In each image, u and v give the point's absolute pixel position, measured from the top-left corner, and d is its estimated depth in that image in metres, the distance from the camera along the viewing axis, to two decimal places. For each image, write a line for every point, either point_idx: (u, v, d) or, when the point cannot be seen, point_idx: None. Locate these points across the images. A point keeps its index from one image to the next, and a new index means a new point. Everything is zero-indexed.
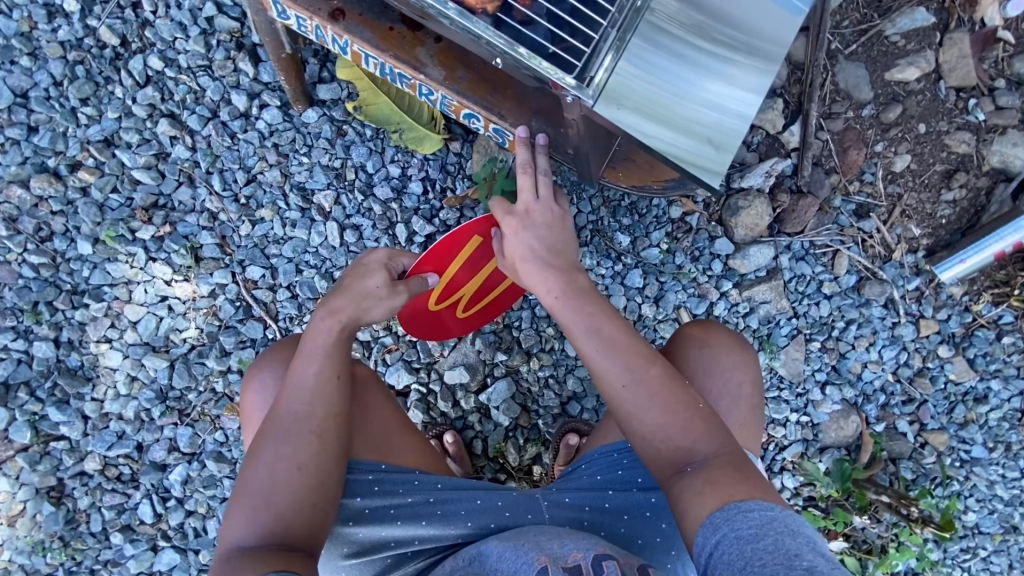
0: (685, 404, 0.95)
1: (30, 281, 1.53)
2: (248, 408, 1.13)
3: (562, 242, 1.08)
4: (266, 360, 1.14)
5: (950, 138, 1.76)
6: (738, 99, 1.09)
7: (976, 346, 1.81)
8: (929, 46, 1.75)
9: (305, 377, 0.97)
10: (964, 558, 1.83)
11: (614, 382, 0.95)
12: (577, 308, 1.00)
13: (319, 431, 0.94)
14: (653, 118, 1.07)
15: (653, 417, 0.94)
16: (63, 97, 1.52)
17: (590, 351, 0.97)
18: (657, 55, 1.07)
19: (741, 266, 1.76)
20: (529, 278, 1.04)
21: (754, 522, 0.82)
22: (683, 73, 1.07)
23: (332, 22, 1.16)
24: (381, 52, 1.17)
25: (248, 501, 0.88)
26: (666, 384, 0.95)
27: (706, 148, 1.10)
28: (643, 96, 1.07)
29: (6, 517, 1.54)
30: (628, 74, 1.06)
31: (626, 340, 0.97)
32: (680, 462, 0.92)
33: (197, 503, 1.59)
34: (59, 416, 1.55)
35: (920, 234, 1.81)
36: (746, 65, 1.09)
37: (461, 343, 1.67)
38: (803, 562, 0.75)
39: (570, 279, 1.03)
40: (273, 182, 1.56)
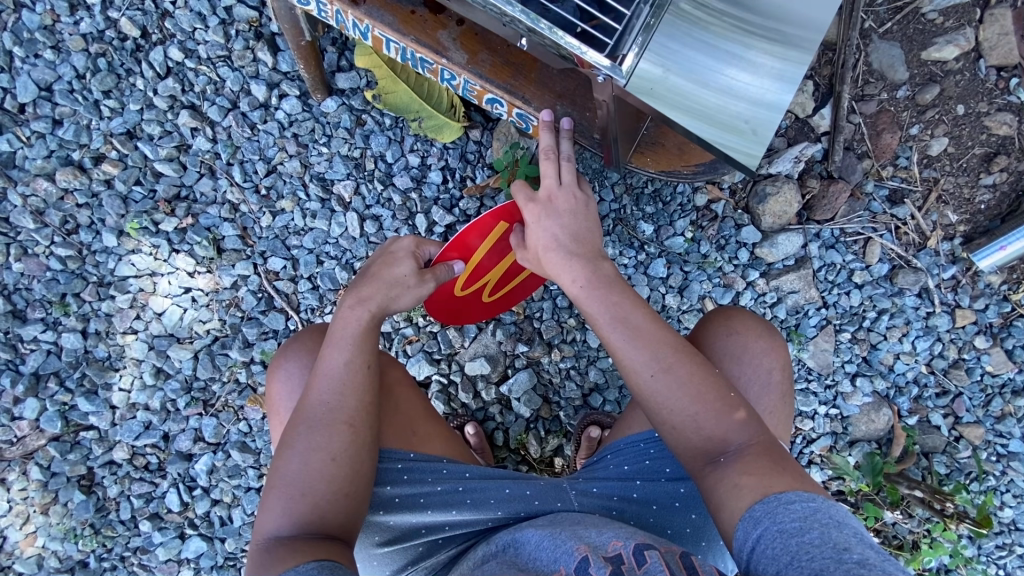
0: (719, 394, 0.92)
1: (58, 273, 1.55)
2: (274, 397, 1.12)
3: (587, 229, 1.05)
4: (291, 349, 1.13)
5: (990, 119, 1.69)
6: (772, 88, 1.04)
7: (1015, 337, 1.74)
8: (969, 23, 1.67)
9: (334, 366, 0.96)
10: (1000, 555, 1.77)
11: (647, 372, 0.92)
12: (606, 296, 0.97)
13: (350, 420, 0.93)
14: (684, 109, 1.03)
15: (688, 408, 0.91)
16: (86, 89, 1.52)
17: (621, 341, 0.94)
18: (689, 44, 1.02)
19: (769, 255, 1.71)
20: (556, 264, 1.01)
21: (797, 516, 0.78)
22: (714, 64, 1.03)
23: (352, 6, 1.13)
24: (402, 35, 1.15)
25: (282, 493, 0.87)
26: (701, 374, 0.92)
27: (739, 140, 1.05)
28: (673, 87, 1.02)
29: (39, 505, 1.58)
30: (660, 64, 1.01)
31: (657, 328, 0.95)
32: (715, 452, 0.89)
33: (223, 493, 1.61)
34: (88, 406, 1.57)
35: (957, 220, 1.74)
36: (780, 52, 1.04)
37: (482, 334, 1.66)
38: (853, 556, 0.72)
39: (597, 266, 1.00)
40: (293, 172, 1.55)
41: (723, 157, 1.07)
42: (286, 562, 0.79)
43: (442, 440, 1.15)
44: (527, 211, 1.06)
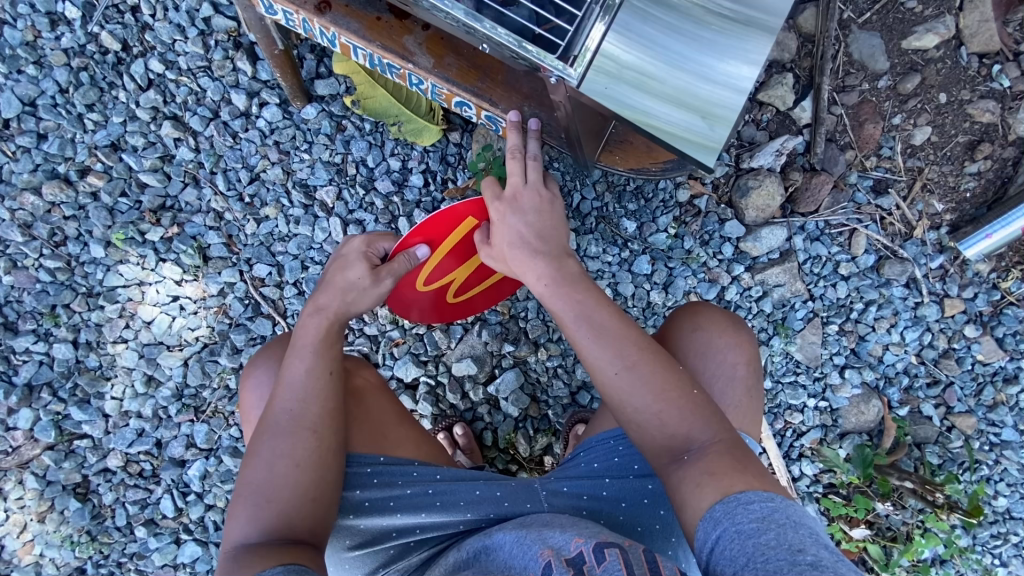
0: (678, 390, 0.92)
1: (48, 285, 1.56)
2: (245, 405, 1.14)
3: (551, 228, 1.06)
4: (260, 358, 1.14)
5: (973, 107, 1.68)
6: (736, 72, 1.04)
7: (1005, 325, 1.73)
8: (949, 11, 1.66)
9: (298, 373, 0.98)
10: (995, 544, 1.76)
11: (606, 371, 0.93)
12: (567, 297, 0.98)
13: (315, 426, 0.95)
14: (646, 92, 1.03)
15: (648, 406, 0.91)
16: (69, 103, 1.52)
17: (582, 340, 0.95)
18: (651, 27, 1.02)
19: (753, 249, 1.71)
20: (520, 265, 1.02)
21: (755, 517, 0.79)
22: (676, 47, 1.02)
23: (317, 15, 1.14)
24: (368, 42, 1.16)
25: (248, 500, 0.89)
26: (659, 372, 0.93)
27: (701, 124, 1.05)
28: (633, 73, 1.02)
29: (36, 513, 1.61)
30: (621, 48, 1.01)
31: (617, 328, 0.95)
32: (676, 450, 0.90)
33: (216, 498, 1.64)
34: (81, 415, 1.60)
35: (943, 209, 1.73)
36: (743, 36, 1.03)
37: (468, 335, 1.67)
38: (806, 558, 0.73)
39: (560, 265, 1.01)
40: (276, 179, 1.57)
41: (687, 141, 1.07)
42: (251, 567, 0.81)
43: (414, 441, 1.16)
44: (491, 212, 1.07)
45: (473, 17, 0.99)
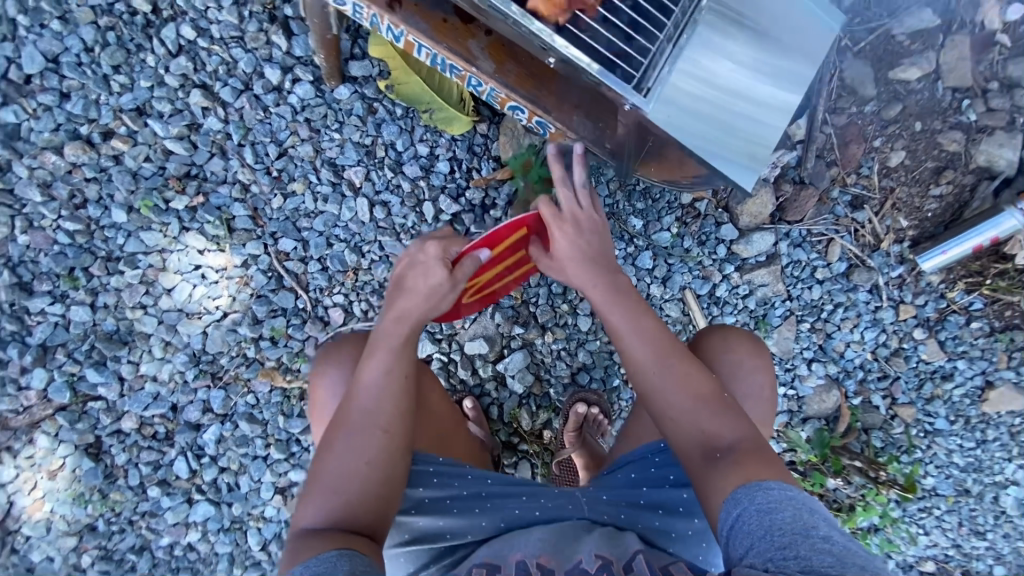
0: (713, 395, 1.09)
1: (66, 247, 1.55)
2: (319, 401, 1.27)
3: (606, 250, 1.19)
4: (336, 359, 1.27)
5: (943, 136, 1.89)
6: (772, 117, 1.24)
7: (947, 329, 2.02)
8: (931, 48, 1.85)
9: (376, 375, 1.07)
10: (921, 516, 2.10)
11: (652, 375, 1.09)
12: (621, 308, 1.13)
13: (386, 427, 1.05)
14: (697, 133, 1.23)
15: (685, 406, 1.07)
16: (95, 63, 1.49)
17: (634, 346, 1.11)
18: (704, 80, 1.21)
19: (744, 251, 1.88)
20: (582, 276, 1.15)
21: (767, 499, 0.95)
22: (724, 97, 1.22)
23: (389, 12, 1.18)
24: (435, 43, 1.21)
25: (322, 491, 0.99)
26: (697, 380, 1.09)
27: (742, 161, 1.26)
28: (690, 116, 1.22)
29: (47, 471, 1.67)
30: (679, 94, 1.21)
31: (663, 339, 1.11)
32: (712, 448, 1.04)
33: (231, 461, 1.74)
34: (97, 377, 1.63)
35: (908, 225, 1.95)
36: (779, 89, 1.24)
37: (482, 317, 1.77)
38: (818, 532, 0.88)
39: (616, 280, 1.15)
40: (304, 156, 1.60)
41: (730, 176, 1.27)
42: (318, 548, 0.90)
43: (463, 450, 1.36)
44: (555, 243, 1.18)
45: (529, 22, 1.10)
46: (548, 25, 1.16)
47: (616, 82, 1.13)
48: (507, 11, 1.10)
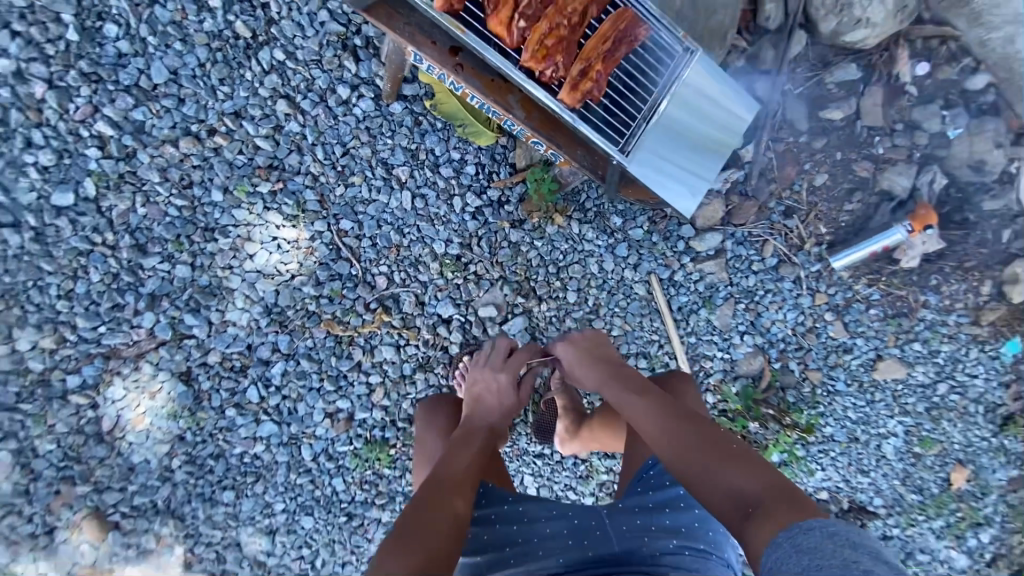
0: (727, 453, 1.46)
1: (175, 218, 1.99)
2: (422, 455, 1.94)
3: (611, 356, 1.99)
4: (435, 429, 2.00)
5: (857, 164, 2.43)
6: (707, 166, 1.68)
7: (850, 313, 2.62)
8: (853, 94, 2.37)
9: (465, 453, 1.67)
10: (820, 455, 2.79)
11: (661, 438, 1.59)
12: (632, 392, 1.76)
13: (458, 495, 1.50)
14: (657, 174, 1.64)
15: (707, 467, 1.44)
16: (205, 76, 1.91)
17: (652, 422, 1.63)
18: (663, 138, 1.62)
19: (698, 246, 2.42)
20: (599, 371, 1.89)
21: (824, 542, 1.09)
22: (677, 151, 1.64)
23: (454, 74, 1.56)
24: (485, 98, 1.60)
25: (403, 542, 1.32)
26: (705, 439, 1.52)
27: (686, 195, 1.68)
28: (653, 162, 1.63)
29: (148, 392, 2.13)
30: (647, 146, 1.61)
31: (669, 412, 1.64)
32: (741, 502, 1.33)
33: (292, 390, 2.24)
34: (193, 320, 2.08)
35: (826, 232, 2.50)
36: (713, 147, 1.68)
37: (493, 288, 2.27)
38: (858, 566, 1.02)
39: (626, 376, 1.83)
40: (363, 156, 2.05)
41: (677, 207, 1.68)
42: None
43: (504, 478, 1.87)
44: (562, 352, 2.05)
45: (559, 106, 1.51)
46: (570, 108, 1.52)
47: (599, 140, 1.54)
48: (545, 96, 1.51)
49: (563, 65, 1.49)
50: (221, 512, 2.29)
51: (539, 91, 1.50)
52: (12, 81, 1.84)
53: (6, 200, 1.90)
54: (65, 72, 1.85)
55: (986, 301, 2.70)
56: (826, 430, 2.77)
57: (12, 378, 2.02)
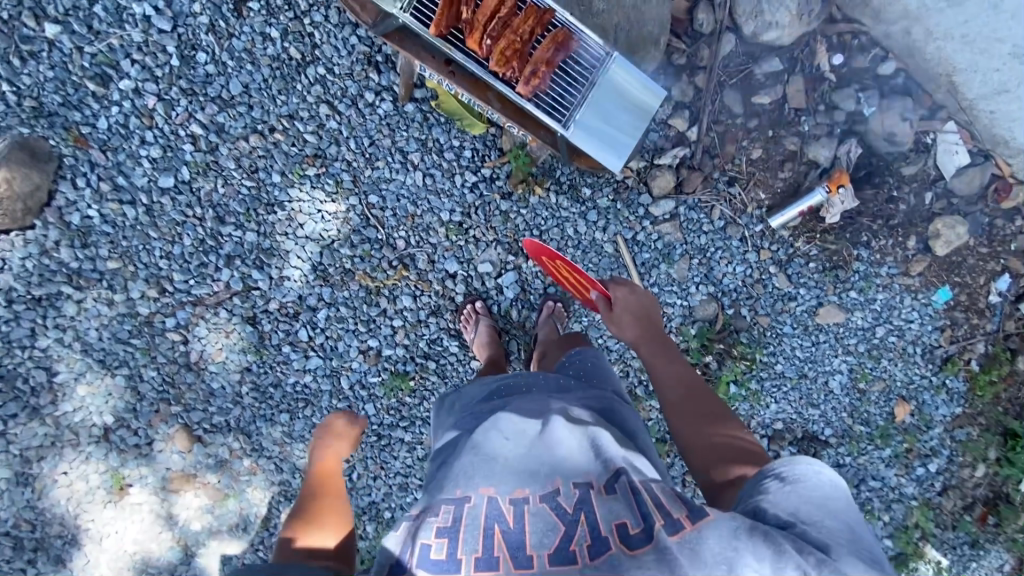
0: (726, 429, 1.81)
1: (246, 196, 2.64)
2: None
3: (652, 315, 2.16)
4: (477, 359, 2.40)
5: (786, 140, 2.95)
6: (629, 132, 2.16)
7: (792, 266, 3.11)
8: (779, 83, 2.90)
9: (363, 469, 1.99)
10: (774, 389, 3.26)
11: (675, 401, 1.90)
12: (661, 355, 2.02)
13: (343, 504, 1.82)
14: (588, 140, 2.15)
15: (707, 434, 1.80)
16: (268, 88, 2.56)
17: (670, 386, 1.93)
18: (592, 113, 2.14)
19: (656, 211, 2.97)
20: (634, 330, 2.11)
21: (830, 498, 1.40)
22: (604, 121, 2.14)
23: (448, 78, 2.16)
24: (472, 94, 2.19)
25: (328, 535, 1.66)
26: (714, 414, 1.84)
27: (614, 155, 2.16)
28: (585, 131, 2.14)
29: (225, 332, 2.76)
30: (580, 121, 2.14)
31: (692, 381, 1.93)
32: (726, 469, 1.71)
33: (332, 331, 2.84)
34: (259, 275, 2.72)
35: (765, 197, 3.02)
36: (635, 116, 2.16)
37: (489, 248, 2.85)
38: (834, 511, 1.38)
39: (659, 340, 2.07)
40: (385, 145, 2.68)
41: (608, 165, 2.17)
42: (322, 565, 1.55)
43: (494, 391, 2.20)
44: (619, 299, 2.16)
45: (519, 98, 2.10)
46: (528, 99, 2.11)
47: (546, 120, 2.13)
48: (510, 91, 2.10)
49: (520, 67, 2.08)
50: (279, 430, 2.89)
51: (505, 88, 2.09)
52: (131, 97, 2.52)
53: (126, 184, 2.57)
54: (170, 88, 2.53)
55: (912, 254, 3.12)
56: (777, 367, 3.23)
57: (127, 319, 2.67)
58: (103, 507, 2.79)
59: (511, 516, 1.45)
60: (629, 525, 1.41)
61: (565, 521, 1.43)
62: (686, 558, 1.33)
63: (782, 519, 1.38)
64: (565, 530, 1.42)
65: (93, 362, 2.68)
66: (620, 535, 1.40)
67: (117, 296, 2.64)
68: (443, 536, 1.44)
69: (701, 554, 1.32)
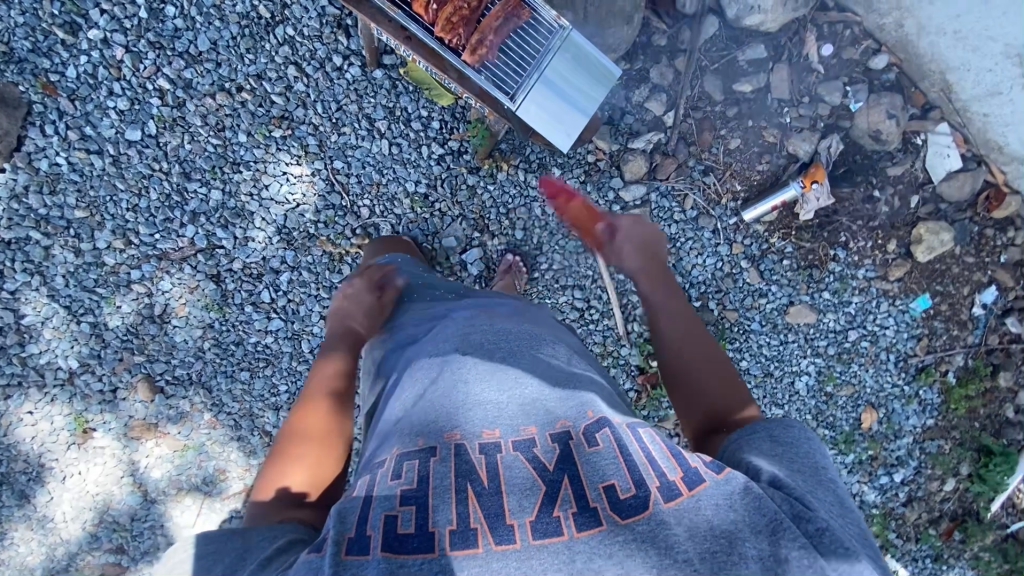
0: (724, 374, 1.72)
1: (212, 153, 2.67)
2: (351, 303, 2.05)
3: (657, 249, 2.05)
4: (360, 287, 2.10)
5: (766, 132, 2.87)
6: (581, 113, 2.17)
7: (765, 262, 3.04)
8: (763, 71, 2.81)
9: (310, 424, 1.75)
10: None
11: (671, 338, 1.81)
12: (664, 290, 1.91)
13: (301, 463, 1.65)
14: (538, 118, 2.16)
15: (701, 375, 1.71)
16: (236, 46, 2.58)
17: (668, 323, 1.84)
18: (544, 91, 2.14)
19: (627, 196, 2.92)
20: (638, 262, 2.01)
21: (818, 462, 1.35)
22: (556, 99, 2.15)
23: (404, 42, 2.11)
24: (426, 61, 2.15)
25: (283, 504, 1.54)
26: (713, 358, 1.75)
27: (562, 135, 2.17)
28: (536, 107, 2.15)
29: (189, 288, 2.80)
30: (532, 96, 2.14)
31: (690, 321, 1.84)
32: (718, 414, 1.63)
33: (294, 295, 2.85)
34: (224, 233, 2.75)
35: (741, 190, 2.95)
36: (587, 97, 2.17)
37: (455, 223, 2.84)
38: (825, 472, 1.33)
39: (666, 276, 1.97)
40: (352, 111, 2.68)
41: (557, 144, 2.18)
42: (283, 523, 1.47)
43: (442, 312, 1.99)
44: (622, 227, 2.11)
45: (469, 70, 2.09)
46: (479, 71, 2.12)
47: (491, 89, 2.10)
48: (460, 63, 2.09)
49: (467, 35, 2.08)
50: (238, 388, 2.93)
51: (457, 61, 2.09)
52: (101, 47, 2.54)
53: (93, 134, 2.61)
54: (138, 40, 2.54)
55: (892, 258, 3.03)
56: (743, 364, 3.18)
57: (93, 268, 2.73)
58: (66, 449, 2.89)
59: (485, 473, 1.29)
60: (619, 487, 1.25)
61: (545, 480, 1.27)
62: (686, 534, 1.18)
63: (775, 477, 1.28)
64: (545, 490, 1.25)
65: (60, 308, 2.76)
66: (607, 500, 1.23)
67: (84, 245, 2.70)
68: (409, 503, 1.25)
69: (698, 529, 1.18)
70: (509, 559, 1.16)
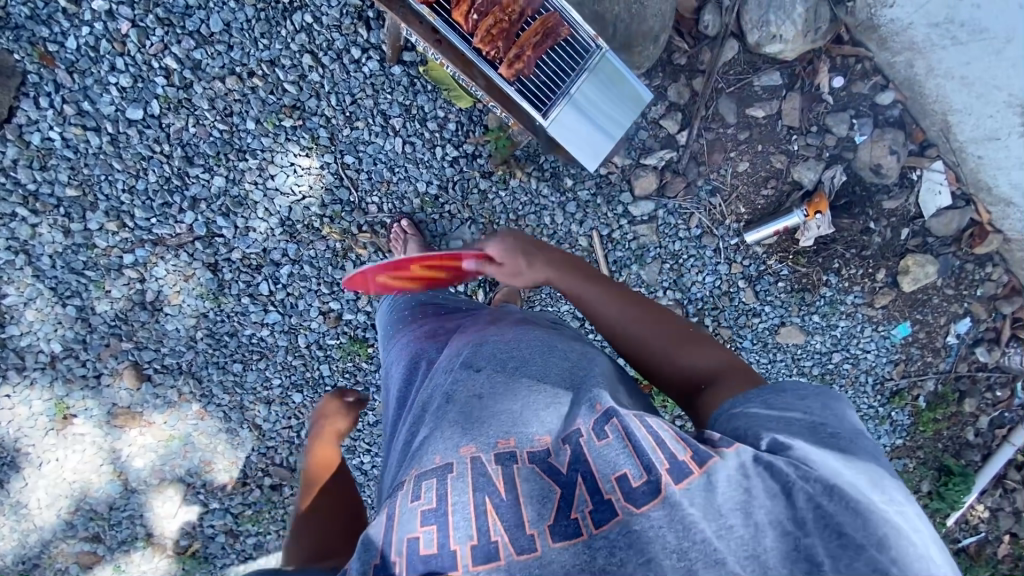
0: (690, 341, 1.66)
1: (217, 139, 2.57)
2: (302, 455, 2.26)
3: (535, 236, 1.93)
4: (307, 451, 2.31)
5: (773, 157, 2.93)
6: (608, 133, 2.20)
7: (761, 283, 3.12)
8: (776, 98, 2.86)
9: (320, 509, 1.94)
10: None
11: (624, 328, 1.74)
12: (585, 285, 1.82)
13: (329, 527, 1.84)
14: (566, 135, 2.18)
15: (667, 351, 1.66)
16: (250, 29, 2.47)
17: (614, 314, 1.77)
18: (575, 109, 2.16)
19: (635, 210, 2.95)
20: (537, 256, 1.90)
21: (822, 420, 1.27)
22: (585, 118, 2.17)
23: (434, 47, 2.10)
24: (457, 68, 2.13)
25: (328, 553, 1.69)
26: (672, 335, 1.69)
27: (589, 153, 2.20)
28: (565, 124, 2.17)
29: (184, 275, 2.71)
30: (562, 113, 2.15)
31: (636, 307, 1.76)
32: (696, 384, 1.58)
33: (294, 289, 2.79)
34: (224, 222, 2.66)
35: (744, 212, 3.01)
36: (616, 118, 2.19)
37: (463, 226, 2.82)
38: (827, 428, 1.25)
39: (571, 268, 1.86)
40: (367, 106, 2.61)
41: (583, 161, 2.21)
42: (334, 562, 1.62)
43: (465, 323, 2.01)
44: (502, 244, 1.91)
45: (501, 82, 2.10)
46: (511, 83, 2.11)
47: (522, 102, 2.10)
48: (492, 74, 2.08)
49: (504, 47, 2.08)
50: (230, 379, 2.86)
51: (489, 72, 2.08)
52: (105, 19, 2.41)
53: (91, 109, 2.48)
54: (145, 15, 2.42)
55: (880, 286, 3.14)
56: None
57: (83, 249, 2.61)
58: (44, 435, 2.79)
59: (501, 484, 1.28)
60: (631, 477, 1.23)
61: (559, 484, 1.26)
62: (701, 515, 1.16)
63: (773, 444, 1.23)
64: (561, 492, 1.25)
65: (44, 289, 2.64)
66: (622, 491, 1.22)
67: (74, 225, 2.58)
68: (430, 523, 1.26)
69: (716, 512, 1.16)
70: (533, 568, 1.18)
